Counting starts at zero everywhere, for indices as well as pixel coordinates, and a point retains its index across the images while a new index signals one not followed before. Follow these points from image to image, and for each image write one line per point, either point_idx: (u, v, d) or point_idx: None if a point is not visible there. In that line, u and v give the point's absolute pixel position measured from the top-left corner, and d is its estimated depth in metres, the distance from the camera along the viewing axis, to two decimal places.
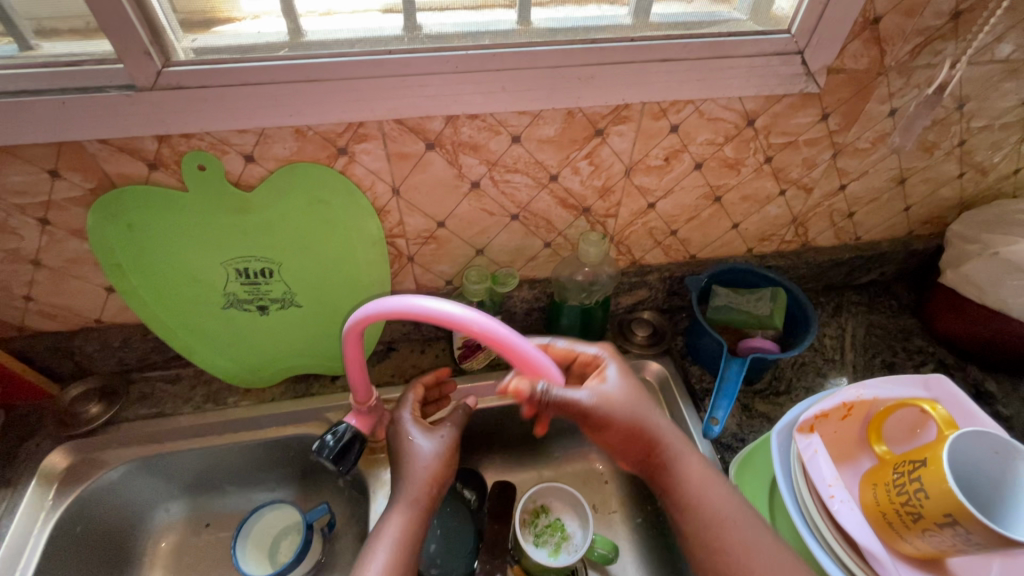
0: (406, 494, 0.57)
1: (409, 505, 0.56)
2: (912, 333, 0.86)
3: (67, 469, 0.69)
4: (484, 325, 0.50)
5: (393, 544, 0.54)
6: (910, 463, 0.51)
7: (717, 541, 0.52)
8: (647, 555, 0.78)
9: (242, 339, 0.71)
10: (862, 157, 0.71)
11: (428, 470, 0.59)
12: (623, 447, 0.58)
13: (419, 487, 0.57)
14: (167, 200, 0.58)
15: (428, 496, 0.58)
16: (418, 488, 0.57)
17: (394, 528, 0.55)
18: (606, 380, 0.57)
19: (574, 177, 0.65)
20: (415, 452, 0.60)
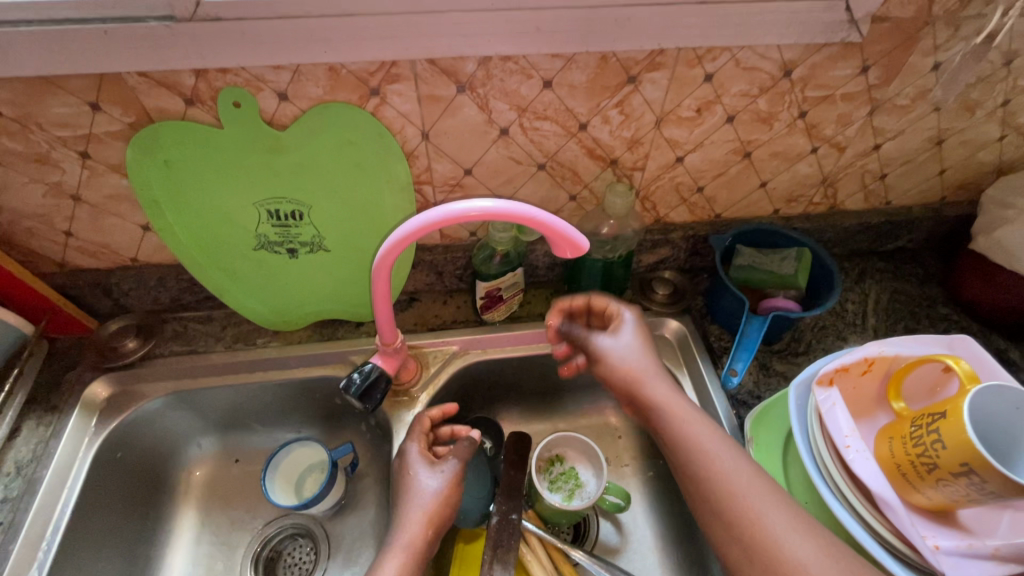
0: (404, 537, 0.59)
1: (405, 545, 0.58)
2: (937, 301, 0.85)
3: (107, 399, 0.73)
4: (450, 211, 0.52)
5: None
6: (928, 416, 0.51)
7: (724, 507, 0.52)
8: (657, 505, 0.81)
9: (272, 281, 0.73)
10: (899, 115, 0.70)
11: (425, 511, 0.60)
12: (636, 409, 0.62)
13: (414, 530, 0.59)
14: (203, 137, 0.59)
15: (422, 535, 0.59)
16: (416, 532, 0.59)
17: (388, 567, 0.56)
18: (621, 332, 0.65)
19: (603, 127, 0.65)
20: (415, 491, 0.62)
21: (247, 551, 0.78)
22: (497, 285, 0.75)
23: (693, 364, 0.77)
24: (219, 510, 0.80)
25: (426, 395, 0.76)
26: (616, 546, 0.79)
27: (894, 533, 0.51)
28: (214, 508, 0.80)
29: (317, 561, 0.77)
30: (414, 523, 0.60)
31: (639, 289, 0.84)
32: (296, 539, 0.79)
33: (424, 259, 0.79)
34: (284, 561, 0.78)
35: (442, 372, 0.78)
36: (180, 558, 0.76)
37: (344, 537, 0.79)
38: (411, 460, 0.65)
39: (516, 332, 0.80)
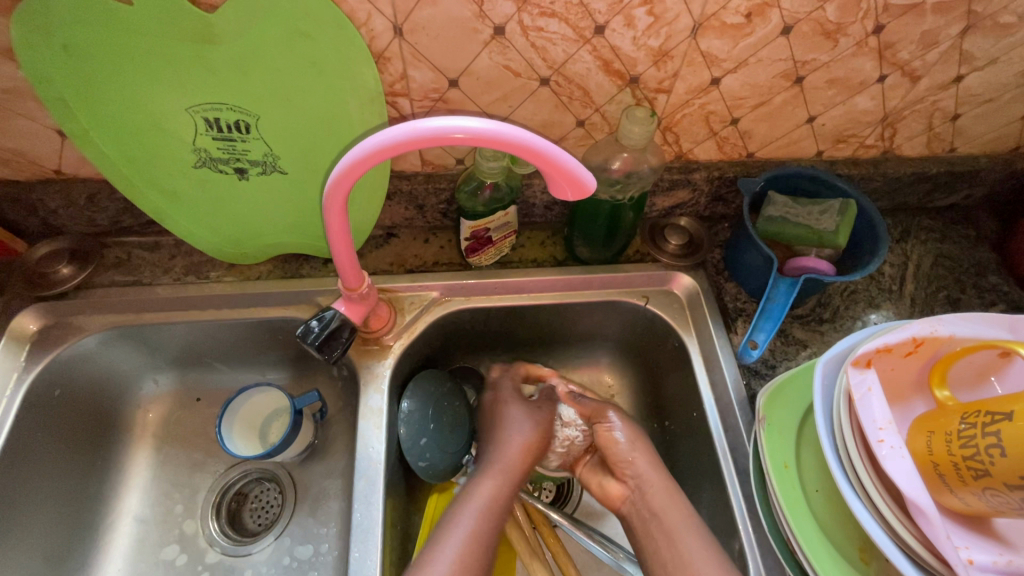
0: (500, 471, 0.61)
1: (499, 478, 0.61)
2: (988, 269, 0.74)
3: (39, 332, 0.65)
4: (361, 148, 0.42)
5: (485, 505, 0.58)
6: (985, 414, 0.42)
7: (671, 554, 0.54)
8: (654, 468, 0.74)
9: (221, 206, 0.62)
10: (996, 37, 0.56)
11: (523, 458, 0.63)
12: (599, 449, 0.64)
13: (509, 469, 0.62)
14: (110, 16, 0.46)
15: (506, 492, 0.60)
16: (505, 478, 0.61)
17: (483, 493, 0.59)
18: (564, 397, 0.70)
19: (625, 32, 0.51)
20: (517, 441, 0.64)
21: (208, 495, 0.72)
22: (485, 224, 0.64)
23: (702, 326, 0.69)
24: (177, 452, 0.74)
25: (401, 344, 0.68)
26: (601, 511, 0.74)
27: (921, 541, 0.44)
28: (171, 449, 0.74)
29: (282, 509, 0.72)
30: (513, 468, 0.62)
31: (649, 235, 0.74)
32: (263, 484, 0.74)
33: (401, 189, 0.67)
34: (249, 505, 0.73)
35: (419, 320, 0.69)
36: (133, 499, 0.71)
37: (311, 487, 0.73)
38: (511, 409, 0.67)
39: (506, 279, 0.70)
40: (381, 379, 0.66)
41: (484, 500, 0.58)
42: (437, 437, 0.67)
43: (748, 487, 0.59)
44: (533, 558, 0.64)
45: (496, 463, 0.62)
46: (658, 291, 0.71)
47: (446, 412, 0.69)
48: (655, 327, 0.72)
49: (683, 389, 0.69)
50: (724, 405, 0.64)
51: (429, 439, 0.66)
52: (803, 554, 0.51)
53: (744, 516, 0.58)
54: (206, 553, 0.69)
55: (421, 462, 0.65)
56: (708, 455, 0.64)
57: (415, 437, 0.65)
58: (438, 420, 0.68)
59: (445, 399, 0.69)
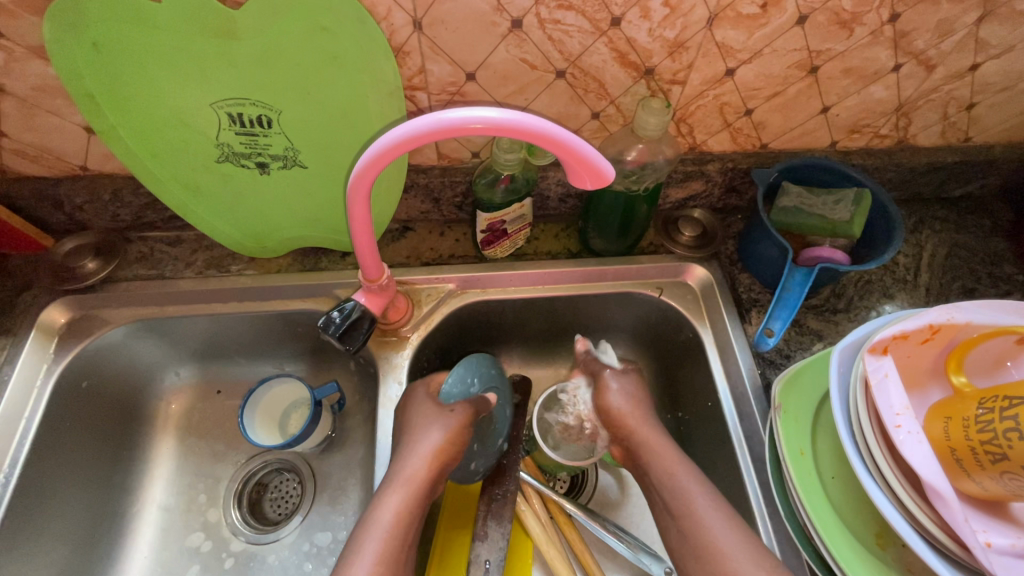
0: (407, 481, 0.53)
1: (410, 490, 0.53)
2: (1003, 258, 0.74)
3: (67, 324, 0.67)
4: (384, 141, 0.42)
5: (389, 525, 0.50)
6: (1003, 399, 0.43)
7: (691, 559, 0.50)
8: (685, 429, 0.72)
9: (244, 201, 0.63)
10: (1013, 25, 0.56)
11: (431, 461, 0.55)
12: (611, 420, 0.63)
13: (415, 477, 0.54)
14: (139, 14, 0.47)
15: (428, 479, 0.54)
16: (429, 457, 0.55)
17: (387, 512, 0.51)
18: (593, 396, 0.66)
19: (641, 24, 0.52)
20: (423, 446, 0.56)
21: (229, 485, 0.74)
22: (500, 217, 0.65)
23: (717, 316, 0.69)
24: (199, 443, 0.76)
25: (418, 335, 0.68)
26: (615, 500, 0.75)
27: (939, 526, 0.45)
28: (194, 440, 0.76)
29: (302, 498, 0.73)
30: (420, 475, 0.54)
31: (663, 227, 0.75)
32: (282, 473, 0.75)
33: (418, 183, 0.68)
34: (270, 494, 0.74)
35: (436, 312, 0.70)
36: (158, 489, 0.73)
37: (329, 477, 0.74)
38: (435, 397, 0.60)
39: (520, 271, 0.71)
40: (399, 369, 0.67)
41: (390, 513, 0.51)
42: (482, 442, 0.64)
43: (764, 475, 0.60)
44: (549, 547, 0.65)
45: (403, 473, 0.54)
46: (672, 283, 0.72)
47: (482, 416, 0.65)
48: (669, 318, 0.72)
49: (697, 379, 0.70)
50: (739, 394, 0.64)
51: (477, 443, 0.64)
52: (820, 539, 0.51)
53: (761, 504, 0.59)
54: (231, 542, 0.71)
55: (472, 466, 0.64)
56: (722, 444, 0.65)
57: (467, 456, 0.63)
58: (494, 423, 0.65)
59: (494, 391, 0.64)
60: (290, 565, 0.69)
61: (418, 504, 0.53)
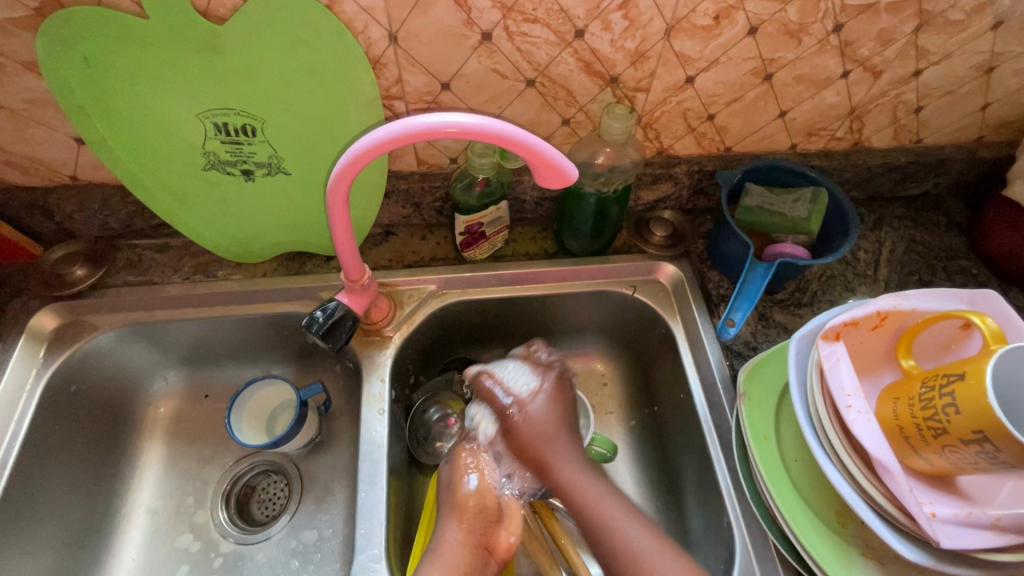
0: (446, 561, 0.54)
1: (451, 566, 0.53)
2: (957, 252, 0.78)
3: (56, 331, 0.68)
4: (360, 147, 0.45)
5: None
6: (943, 376, 0.46)
7: None
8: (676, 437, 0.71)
9: (230, 207, 0.66)
10: (948, 33, 0.60)
11: (467, 534, 0.56)
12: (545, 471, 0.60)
13: (458, 544, 0.55)
14: (127, 31, 0.50)
15: (478, 541, 0.56)
16: (474, 514, 0.57)
17: None
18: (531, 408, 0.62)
19: (604, 36, 0.55)
20: (454, 525, 0.57)
21: (217, 487, 0.75)
22: (478, 219, 0.67)
23: (688, 312, 0.72)
24: (187, 447, 0.77)
25: (400, 335, 0.71)
26: None
27: (889, 498, 0.48)
28: (181, 443, 0.77)
29: (289, 499, 0.74)
30: (458, 553, 0.55)
31: (635, 228, 0.78)
32: (270, 475, 0.77)
33: (399, 188, 0.71)
34: (257, 496, 0.75)
35: (418, 312, 0.72)
36: (146, 492, 0.74)
37: (316, 478, 0.75)
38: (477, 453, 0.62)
39: (499, 272, 0.74)
40: (382, 368, 0.69)
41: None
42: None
43: (732, 461, 0.63)
44: (530, 538, 0.67)
45: (446, 541, 0.55)
46: (645, 281, 0.75)
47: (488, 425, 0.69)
48: (643, 315, 0.75)
49: (670, 373, 0.73)
50: (708, 384, 0.67)
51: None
52: (784, 519, 0.54)
53: (729, 489, 0.61)
54: (220, 544, 0.72)
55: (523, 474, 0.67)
56: (694, 434, 0.67)
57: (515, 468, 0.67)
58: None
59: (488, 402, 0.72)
60: (278, 563, 0.70)
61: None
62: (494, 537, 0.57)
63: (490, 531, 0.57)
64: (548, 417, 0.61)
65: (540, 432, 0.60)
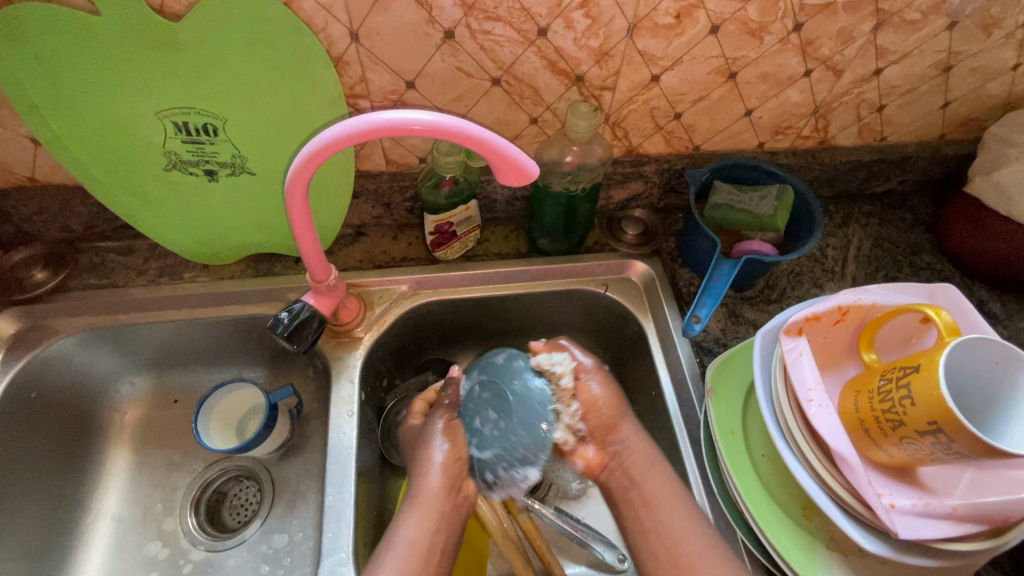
0: (425, 504, 0.55)
1: (429, 510, 0.54)
2: (922, 248, 0.79)
3: (15, 335, 0.67)
4: (318, 142, 0.45)
5: (407, 547, 0.52)
6: (900, 369, 0.47)
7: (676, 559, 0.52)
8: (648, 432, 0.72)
9: (193, 208, 0.65)
10: (906, 32, 0.61)
11: (447, 483, 0.56)
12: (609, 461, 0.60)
13: (432, 491, 0.55)
14: (79, 27, 0.49)
15: (449, 496, 0.55)
16: (451, 462, 0.57)
17: (410, 530, 0.53)
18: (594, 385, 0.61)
19: (567, 34, 0.56)
20: (436, 469, 0.56)
21: (187, 492, 0.74)
22: (447, 218, 0.67)
23: (659, 309, 0.73)
24: (155, 453, 0.75)
25: (370, 336, 0.70)
26: (574, 495, 0.76)
27: (848, 490, 0.48)
28: (149, 449, 0.75)
29: (260, 504, 0.73)
30: (438, 495, 0.55)
31: (607, 226, 0.78)
32: (241, 481, 0.75)
33: (367, 188, 0.70)
34: (228, 502, 0.74)
35: (389, 313, 0.72)
36: (112, 500, 0.72)
37: (288, 482, 0.74)
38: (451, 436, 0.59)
39: (471, 272, 0.73)
40: (352, 369, 0.68)
41: (408, 542, 0.52)
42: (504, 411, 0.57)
43: (701, 457, 0.63)
44: (504, 539, 0.65)
45: (422, 486, 0.56)
46: (616, 279, 0.75)
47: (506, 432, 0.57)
48: (615, 313, 0.76)
49: (643, 371, 0.73)
50: (678, 381, 0.68)
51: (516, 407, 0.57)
52: (751, 514, 0.54)
53: (699, 487, 0.62)
54: (190, 551, 0.70)
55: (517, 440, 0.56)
56: (666, 430, 0.68)
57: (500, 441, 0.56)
58: (512, 391, 0.58)
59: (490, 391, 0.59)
60: (248, 569, 0.69)
61: (441, 524, 0.54)
62: (468, 481, 0.58)
63: (465, 479, 0.57)
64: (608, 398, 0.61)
65: (604, 416, 0.60)
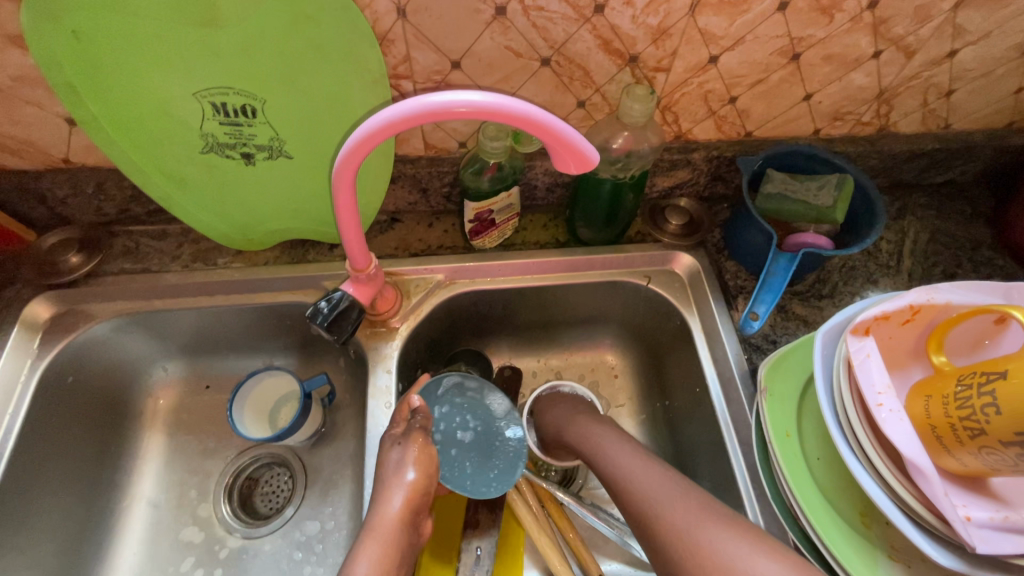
0: (381, 539, 0.48)
1: (385, 545, 0.48)
2: (982, 243, 0.75)
3: (51, 319, 0.66)
4: (370, 126, 0.42)
5: None
6: (981, 374, 0.43)
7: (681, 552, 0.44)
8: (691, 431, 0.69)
9: (228, 192, 0.63)
10: (988, 10, 0.57)
11: (407, 510, 0.51)
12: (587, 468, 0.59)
13: (388, 523, 0.49)
14: (118, 1, 0.47)
15: (404, 531, 0.50)
16: (413, 495, 0.52)
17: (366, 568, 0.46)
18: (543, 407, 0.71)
19: (625, 11, 0.52)
20: (399, 494, 0.51)
21: (220, 479, 0.73)
22: (488, 206, 0.65)
23: (704, 303, 0.70)
24: (189, 440, 0.75)
25: (406, 326, 0.68)
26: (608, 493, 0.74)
27: (920, 500, 0.46)
28: (183, 436, 0.75)
29: (293, 492, 0.73)
30: (397, 531, 0.49)
31: (650, 216, 0.75)
32: (273, 468, 0.75)
33: (405, 173, 0.68)
34: (261, 489, 0.74)
35: (425, 303, 0.70)
36: (147, 485, 0.72)
37: (321, 470, 0.74)
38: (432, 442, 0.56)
39: (509, 261, 0.71)
40: (388, 359, 0.66)
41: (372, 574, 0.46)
42: (480, 456, 0.64)
43: (751, 458, 0.61)
44: (540, 535, 0.65)
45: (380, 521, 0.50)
46: (660, 271, 0.72)
47: (482, 450, 0.64)
48: (657, 306, 0.73)
49: (685, 366, 0.71)
50: (726, 379, 0.65)
51: (496, 463, 0.64)
52: (807, 521, 0.52)
53: (748, 488, 0.59)
54: (226, 538, 0.70)
55: (471, 453, 0.64)
56: (711, 429, 0.65)
57: (471, 449, 0.64)
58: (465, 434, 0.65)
59: (466, 450, 0.64)
60: (281, 557, 0.69)
61: (396, 563, 0.48)
62: (421, 521, 0.53)
63: (420, 519, 0.52)
64: (563, 416, 0.66)
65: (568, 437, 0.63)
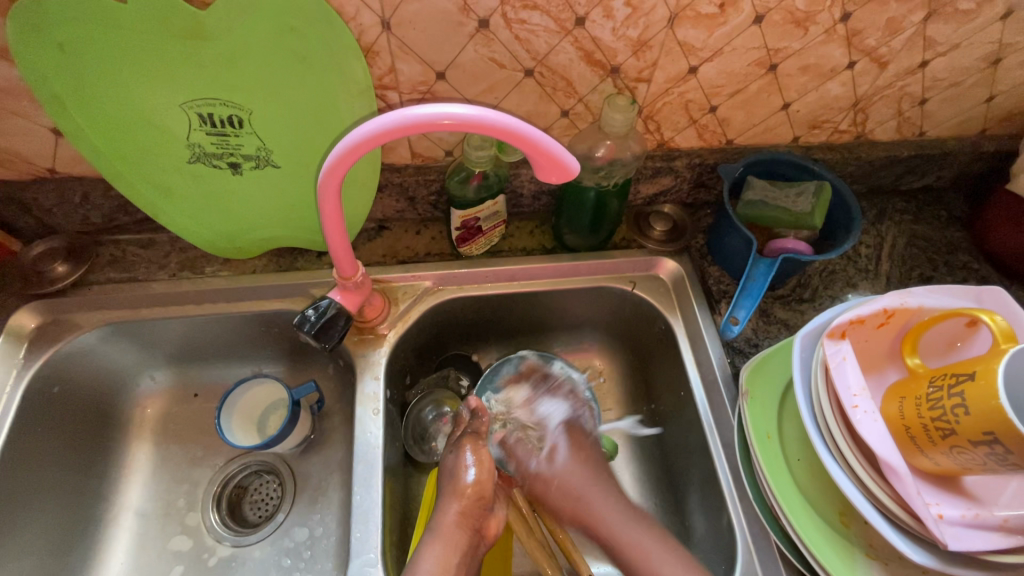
0: (445, 539, 0.54)
1: (447, 545, 0.54)
2: (958, 247, 0.77)
3: (37, 329, 0.66)
4: (355, 137, 0.43)
5: None
6: (952, 375, 0.45)
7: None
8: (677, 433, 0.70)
9: (215, 201, 0.63)
10: (956, 23, 0.59)
11: (464, 517, 0.57)
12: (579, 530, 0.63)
13: (449, 523, 0.56)
14: (103, 13, 0.48)
15: (465, 532, 0.56)
16: (469, 494, 0.58)
17: (428, 564, 0.52)
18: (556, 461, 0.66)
19: (605, 24, 0.53)
20: (456, 499, 0.57)
21: (209, 488, 0.73)
22: (474, 214, 0.66)
23: (688, 307, 0.71)
24: (177, 449, 0.75)
25: (395, 333, 0.69)
26: None
27: (894, 499, 0.47)
28: (171, 445, 0.75)
29: (282, 499, 0.73)
30: (456, 531, 0.55)
31: (635, 222, 0.76)
32: (262, 476, 0.75)
33: (392, 181, 0.69)
34: (250, 497, 0.74)
35: (413, 309, 0.70)
36: (134, 495, 0.72)
37: (310, 477, 0.74)
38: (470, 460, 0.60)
39: (496, 268, 0.72)
40: (377, 366, 0.67)
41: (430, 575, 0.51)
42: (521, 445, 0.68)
43: (734, 460, 0.62)
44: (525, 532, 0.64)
45: (441, 522, 0.56)
46: (644, 276, 0.74)
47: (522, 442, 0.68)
48: (642, 311, 0.74)
49: (670, 370, 0.72)
50: (709, 382, 0.66)
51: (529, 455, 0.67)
52: (788, 520, 0.53)
53: (732, 489, 0.60)
54: (215, 547, 0.70)
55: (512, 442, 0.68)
56: (696, 432, 0.66)
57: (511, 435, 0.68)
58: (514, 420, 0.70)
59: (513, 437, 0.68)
60: (270, 565, 0.69)
61: (458, 561, 0.54)
62: (484, 522, 0.58)
63: (483, 518, 0.58)
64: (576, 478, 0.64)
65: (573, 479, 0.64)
